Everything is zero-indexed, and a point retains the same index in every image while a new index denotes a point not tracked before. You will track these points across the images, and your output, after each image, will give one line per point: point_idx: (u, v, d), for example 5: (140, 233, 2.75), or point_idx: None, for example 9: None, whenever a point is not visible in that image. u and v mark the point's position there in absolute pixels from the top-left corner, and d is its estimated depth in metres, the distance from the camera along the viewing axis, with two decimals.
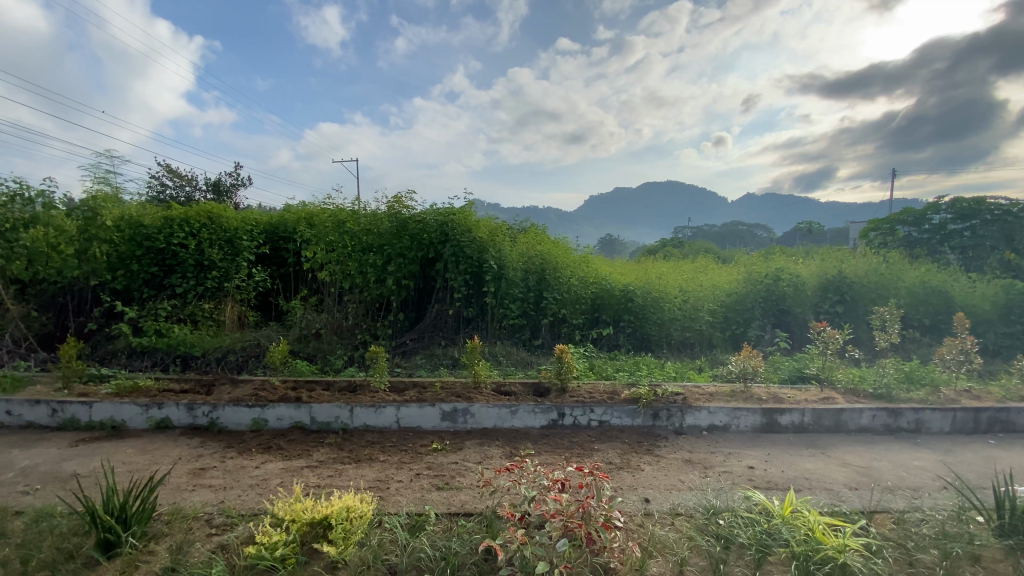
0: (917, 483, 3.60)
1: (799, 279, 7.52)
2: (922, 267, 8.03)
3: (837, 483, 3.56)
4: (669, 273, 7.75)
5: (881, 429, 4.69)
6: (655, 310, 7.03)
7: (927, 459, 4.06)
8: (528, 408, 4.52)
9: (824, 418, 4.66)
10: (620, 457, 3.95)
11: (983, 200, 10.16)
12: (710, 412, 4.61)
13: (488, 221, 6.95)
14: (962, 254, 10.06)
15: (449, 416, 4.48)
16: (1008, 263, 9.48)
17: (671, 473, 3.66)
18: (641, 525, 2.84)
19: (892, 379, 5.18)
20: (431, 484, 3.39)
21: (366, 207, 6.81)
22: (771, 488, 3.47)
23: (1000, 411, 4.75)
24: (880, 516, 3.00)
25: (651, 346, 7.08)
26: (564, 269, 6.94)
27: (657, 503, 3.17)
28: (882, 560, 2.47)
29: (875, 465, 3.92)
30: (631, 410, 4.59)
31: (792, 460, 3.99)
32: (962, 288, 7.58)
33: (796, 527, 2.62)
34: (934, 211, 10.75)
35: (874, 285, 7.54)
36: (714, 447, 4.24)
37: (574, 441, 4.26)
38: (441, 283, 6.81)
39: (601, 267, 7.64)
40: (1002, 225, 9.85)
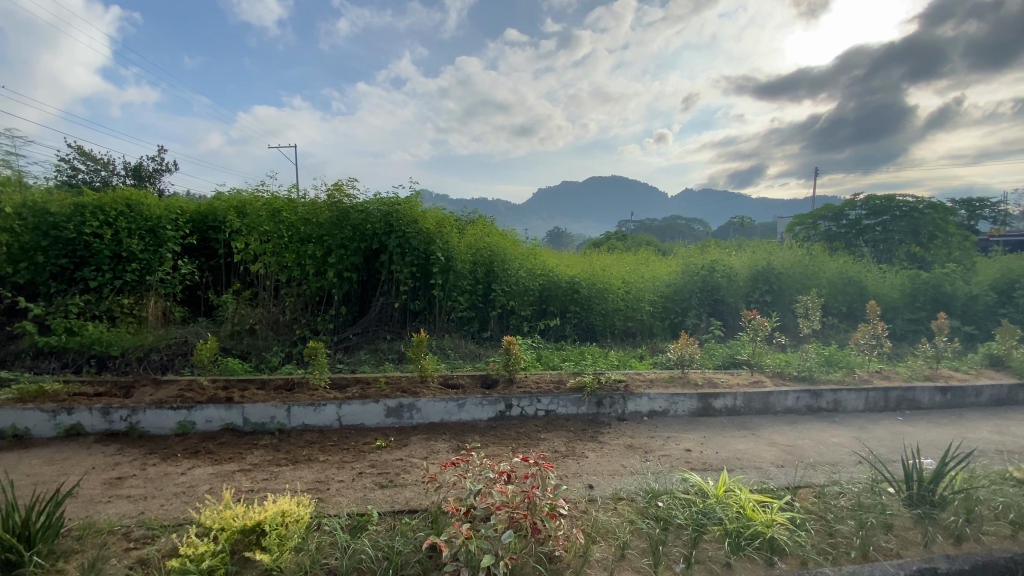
0: (835, 458, 3.90)
1: (732, 270, 7.93)
2: (841, 259, 8.70)
3: (765, 462, 3.79)
4: (614, 265, 7.93)
5: (804, 410, 5.04)
6: (601, 301, 7.18)
7: (844, 436, 4.41)
8: (476, 401, 4.49)
9: (754, 401, 4.95)
10: (566, 445, 4.01)
11: (893, 198, 11.14)
12: (651, 399, 4.78)
13: (434, 211, 6.81)
14: (874, 247, 11.00)
15: (394, 412, 4.37)
16: (912, 256, 10.47)
17: (613, 459, 3.76)
18: (585, 512, 2.89)
19: (814, 363, 5.58)
20: (374, 483, 3.29)
21: (304, 195, 6.47)
22: (706, 469, 3.64)
23: (906, 390, 5.23)
24: (804, 491, 3.22)
25: (596, 336, 7.22)
26: (512, 261, 6.93)
27: (600, 489, 3.24)
28: (805, 532, 2.65)
29: (799, 443, 4.20)
30: (576, 398, 4.67)
31: (725, 442, 4.20)
32: (874, 279, 8.28)
33: (728, 505, 2.77)
34: (851, 207, 11.68)
35: (800, 275, 8.07)
36: (654, 432, 4.40)
37: (520, 431, 4.28)
38: (387, 275, 6.62)
39: (549, 259, 7.70)
40: (907, 221, 10.86)
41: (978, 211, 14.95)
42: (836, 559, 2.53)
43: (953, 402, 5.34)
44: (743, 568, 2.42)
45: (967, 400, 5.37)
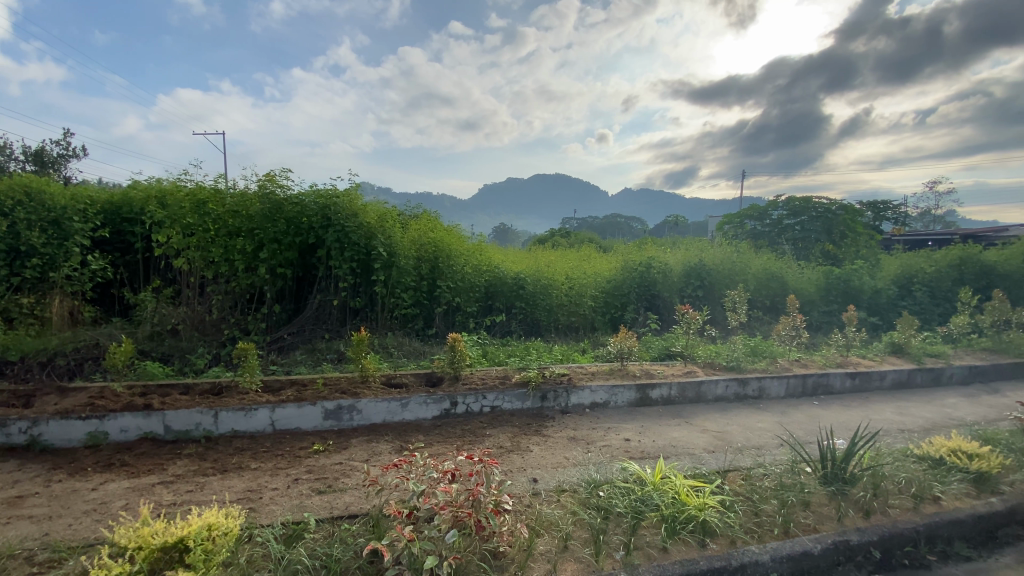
0: (760, 442, 4.18)
1: (667, 266, 8.30)
2: (766, 256, 9.33)
3: (697, 448, 4.00)
4: (558, 261, 8.05)
5: (733, 397, 5.37)
6: (545, 296, 7.27)
7: (768, 421, 4.73)
8: (419, 400, 4.42)
9: (687, 390, 5.21)
10: (510, 440, 4.03)
11: (810, 199, 12.05)
12: (592, 391, 4.90)
13: (376, 205, 6.61)
14: (793, 244, 11.87)
15: (332, 415, 4.21)
16: (826, 253, 11.39)
17: (557, 451, 3.82)
18: (530, 506, 2.92)
19: (741, 353, 5.96)
20: (311, 489, 3.15)
21: (232, 186, 6.07)
22: (644, 458, 3.79)
23: (822, 376, 5.70)
24: (732, 474, 3.42)
25: (541, 331, 7.31)
26: (457, 257, 6.85)
27: (544, 482, 3.29)
28: (734, 513, 2.83)
29: (728, 429, 4.47)
30: (521, 394, 4.71)
31: (662, 430, 4.39)
32: (794, 274, 8.94)
33: (664, 491, 2.90)
34: (774, 207, 12.51)
35: (729, 271, 8.56)
36: (595, 423, 4.52)
37: (465, 428, 4.26)
38: (324, 271, 6.36)
39: (494, 255, 7.69)
40: (822, 221, 11.79)
41: (883, 212, 16.50)
42: (761, 536, 2.70)
43: (861, 386, 5.87)
44: (678, 551, 2.54)
45: (873, 383, 5.93)
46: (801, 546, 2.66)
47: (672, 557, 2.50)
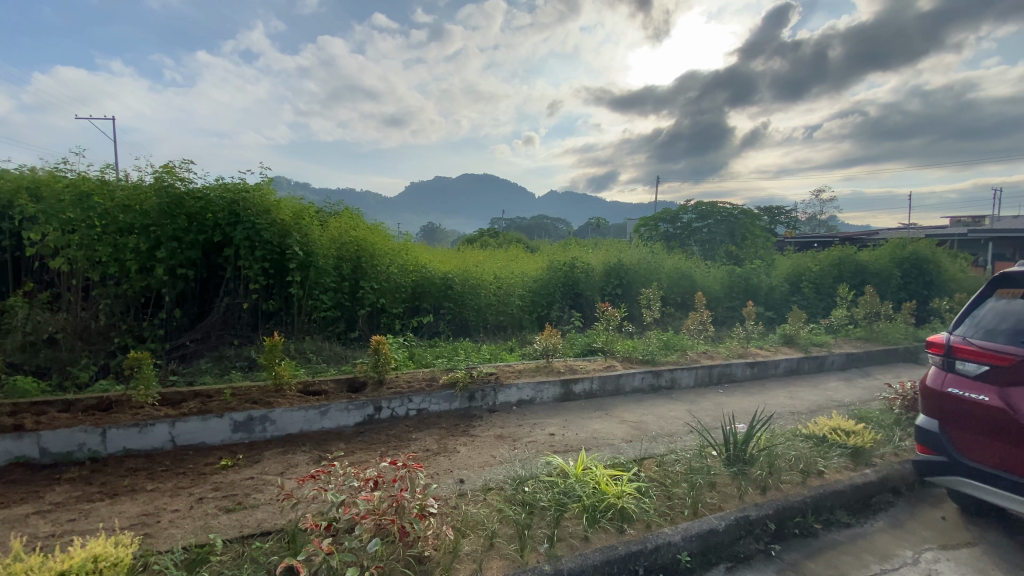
0: (672, 429, 4.48)
1: (590, 266, 8.63)
2: (677, 256, 9.98)
3: (617, 439, 4.20)
4: (486, 261, 8.06)
5: (648, 388, 5.69)
6: (473, 296, 7.25)
7: (679, 409, 5.08)
8: (340, 406, 4.24)
9: (607, 383, 5.45)
10: (437, 443, 3.99)
11: (715, 204, 13.02)
12: (519, 389, 4.99)
13: (291, 201, 6.23)
14: (701, 246, 12.82)
15: (243, 427, 3.93)
16: (730, 254, 12.42)
17: (484, 450, 3.84)
18: (456, 507, 2.90)
19: (655, 347, 6.34)
20: (219, 508, 2.92)
21: (123, 177, 5.46)
22: (567, 451, 3.91)
23: (725, 367, 6.21)
24: (647, 461, 3.64)
25: (469, 331, 7.29)
26: (381, 257, 6.64)
27: (470, 482, 3.29)
28: (650, 499, 3.02)
29: (644, 419, 4.74)
30: (448, 395, 4.67)
31: (583, 423, 4.56)
32: (702, 273, 9.65)
33: (586, 482, 3.02)
34: (684, 211, 13.41)
35: (645, 270, 9.06)
36: (521, 420, 4.60)
37: (390, 434, 4.16)
38: (233, 272, 5.91)
39: (421, 255, 7.55)
40: (725, 225, 12.83)
41: (776, 217, 18.32)
42: (673, 518, 2.90)
43: (759, 374, 6.47)
44: (598, 539, 2.66)
45: (769, 371, 6.55)
46: (708, 524, 2.87)
47: (592, 545, 2.61)
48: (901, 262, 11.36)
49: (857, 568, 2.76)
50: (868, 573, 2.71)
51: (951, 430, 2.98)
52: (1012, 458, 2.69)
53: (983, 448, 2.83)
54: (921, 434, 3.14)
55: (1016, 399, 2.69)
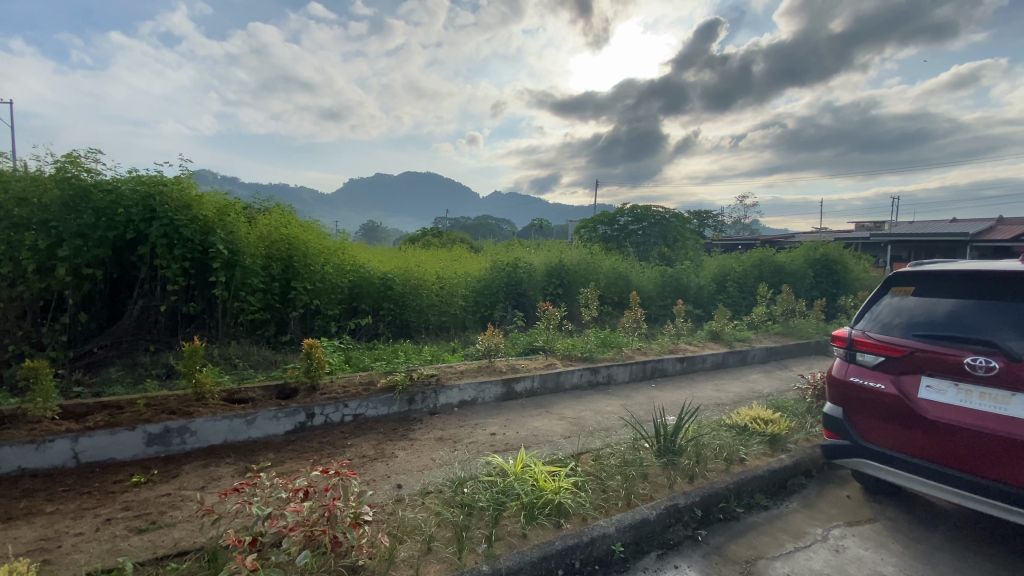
0: (608, 424, 4.63)
1: (532, 266, 8.75)
2: (614, 257, 10.34)
3: (556, 435, 4.28)
4: (428, 260, 7.93)
5: (586, 385, 5.86)
6: (414, 297, 7.12)
7: (615, 404, 5.26)
8: (269, 414, 4.03)
9: (548, 381, 5.54)
10: (374, 448, 3.88)
11: (649, 208, 13.59)
12: (460, 389, 4.96)
13: (214, 196, 5.85)
14: (637, 247, 13.36)
15: (158, 440, 3.64)
16: (663, 255, 13.03)
17: (423, 454, 3.79)
18: (392, 513, 2.84)
19: (593, 345, 6.53)
20: (130, 529, 2.68)
21: (17, 166, 4.88)
22: (507, 450, 3.94)
23: (658, 362, 6.51)
24: (584, 456, 3.75)
25: (409, 333, 7.15)
26: (316, 257, 6.36)
27: (409, 487, 3.23)
28: (586, 493, 3.11)
29: (582, 415, 4.87)
30: (387, 399, 4.56)
31: (524, 421, 4.61)
32: (637, 274, 10.05)
33: (525, 480, 3.06)
34: (620, 215, 13.88)
35: (585, 270, 9.30)
36: (462, 421, 4.58)
37: (324, 441, 4.00)
38: (148, 272, 5.46)
39: (360, 254, 7.31)
40: (658, 227, 13.45)
41: (705, 220, 19.44)
42: (608, 511, 2.99)
43: (688, 368, 6.84)
44: (536, 535, 2.69)
45: (697, 365, 6.94)
46: (641, 514, 2.99)
47: (530, 542, 2.64)
48: (813, 263, 12.39)
49: (774, 547, 2.98)
50: (784, 552, 2.93)
51: (854, 416, 3.29)
52: (903, 439, 3.01)
53: (879, 431, 3.14)
54: (829, 421, 3.44)
55: (906, 386, 3.01)
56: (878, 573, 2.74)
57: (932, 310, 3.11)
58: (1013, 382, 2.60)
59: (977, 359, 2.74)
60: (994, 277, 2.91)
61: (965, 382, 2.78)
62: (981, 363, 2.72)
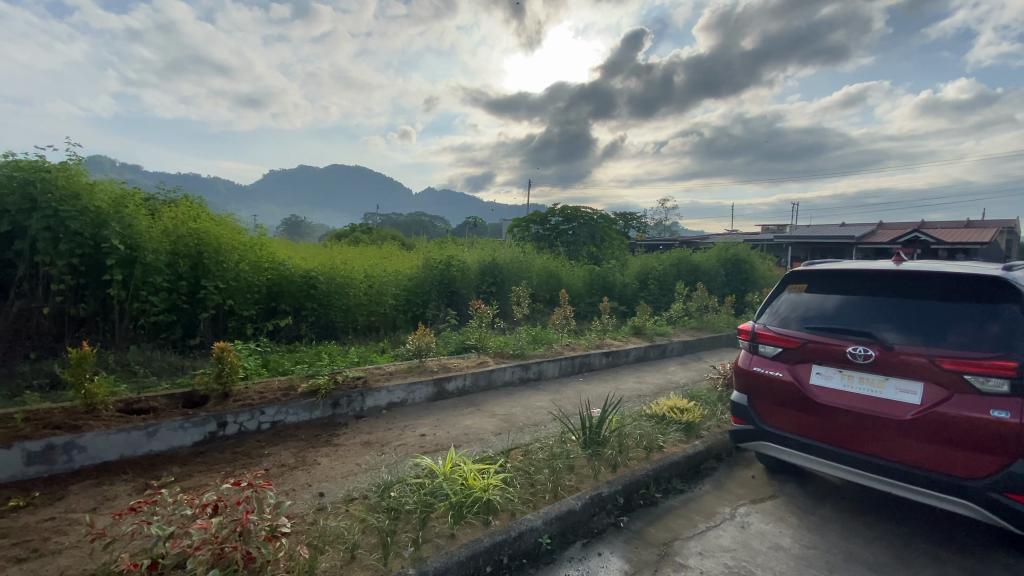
0: (537, 419, 4.74)
1: (464, 264, 8.71)
2: (545, 256, 10.54)
3: (486, 433, 4.31)
4: (356, 257, 7.62)
5: (517, 381, 5.94)
6: (341, 297, 6.83)
7: (544, 399, 5.38)
8: (173, 425, 3.70)
9: (479, 379, 5.55)
10: (294, 456, 3.69)
11: (579, 208, 13.98)
12: (389, 391, 4.84)
13: (109, 185, 5.28)
14: (567, 247, 13.72)
15: (39, 458, 3.22)
16: (592, 254, 13.50)
17: (348, 459, 3.66)
18: (313, 523, 2.72)
19: (524, 342, 6.63)
20: (3, 560, 2.36)
21: None
22: (437, 450, 3.90)
23: (586, 357, 6.73)
24: (514, 452, 3.80)
25: (335, 333, 6.86)
26: (230, 253, 5.92)
27: (331, 494, 3.11)
28: (514, 488, 3.16)
29: (512, 411, 4.93)
30: (309, 404, 4.35)
31: (454, 420, 4.59)
32: (567, 272, 10.33)
33: (454, 480, 3.06)
34: (552, 215, 14.15)
35: (517, 268, 9.41)
36: (391, 423, 4.47)
37: (238, 451, 3.75)
38: (27, 269, 4.84)
39: (280, 251, 6.88)
40: (587, 228, 13.90)
41: (630, 222, 20.34)
42: (536, 504, 3.06)
43: (614, 362, 7.14)
44: (464, 534, 2.68)
45: (622, 359, 7.26)
46: (567, 505, 3.07)
47: (458, 541, 2.62)
48: (725, 262, 13.39)
49: (689, 528, 3.18)
50: (697, 532, 3.14)
51: (757, 403, 3.60)
52: (798, 422, 3.34)
53: (778, 416, 3.46)
54: (736, 408, 3.73)
55: (800, 374, 3.34)
56: (777, 545, 3.01)
57: (823, 305, 3.46)
58: (887, 368, 2.95)
59: (857, 348, 3.08)
60: (873, 276, 3.30)
61: (847, 369, 3.12)
62: (861, 352, 3.06)
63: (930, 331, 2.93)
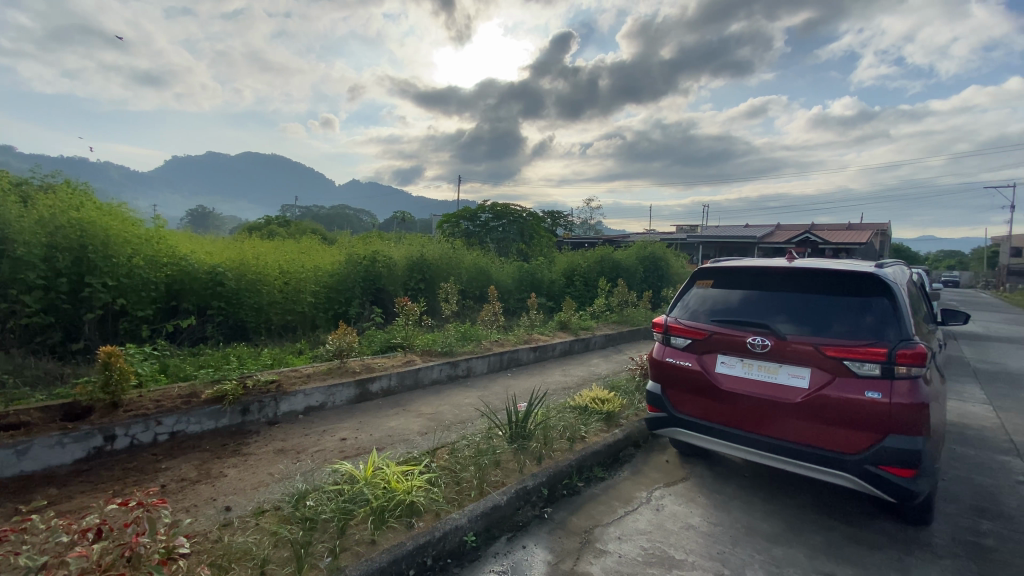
0: (465, 416, 4.71)
1: (391, 260, 8.45)
2: (475, 252, 10.51)
3: (411, 433, 4.21)
4: (271, 251, 7.11)
5: (445, 379, 5.88)
6: (252, 295, 6.36)
7: (472, 396, 5.38)
8: (49, 442, 3.25)
9: (405, 379, 5.43)
10: (196, 469, 3.39)
11: (509, 206, 14.06)
12: (306, 394, 4.59)
13: None
14: (496, 244, 13.78)
15: None
16: (521, 251, 13.68)
17: (259, 469, 3.42)
18: (218, 540, 2.52)
19: (453, 339, 6.58)
20: None
21: None
22: (358, 455, 3.75)
23: (514, 353, 6.81)
24: (439, 451, 3.76)
25: (245, 334, 6.39)
26: (122, 247, 5.30)
27: (239, 508, 2.89)
28: (439, 488, 3.12)
29: (439, 409, 4.87)
30: (214, 411, 4.02)
31: (377, 422, 4.44)
32: (496, 269, 10.37)
33: (375, 484, 2.96)
34: (481, 211, 14.08)
35: (446, 264, 9.29)
36: (308, 429, 4.25)
37: (130, 467, 3.38)
38: None
39: (183, 244, 6.27)
40: (516, 226, 14.04)
41: (557, 220, 20.79)
42: (461, 502, 3.04)
43: (541, 356, 7.28)
44: (386, 539, 2.61)
45: (548, 353, 7.42)
46: (492, 501, 3.08)
47: (380, 547, 2.54)
48: (644, 260, 14.12)
49: (608, 514, 3.32)
50: (616, 517, 3.29)
51: (669, 391, 3.82)
52: (706, 408, 3.58)
53: (688, 403, 3.70)
54: (652, 397, 3.94)
55: (707, 363, 3.59)
56: (688, 524, 3.23)
57: (728, 300, 3.73)
58: (781, 356, 3.25)
59: (756, 339, 3.36)
60: (772, 272, 3.62)
61: (747, 358, 3.40)
62: (759, 342, 3.34)
63: (817, 322, 3.26)
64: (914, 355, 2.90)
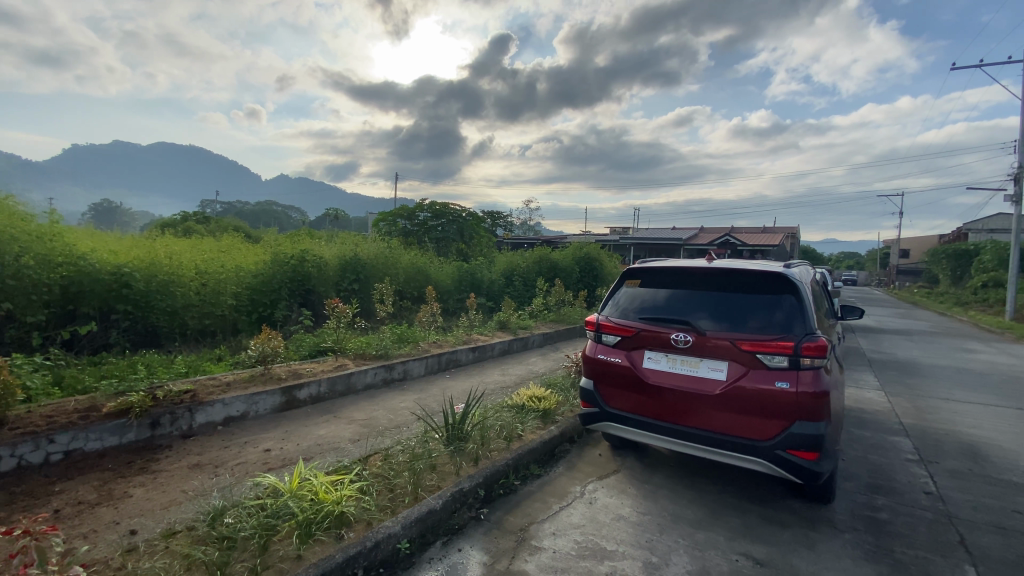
0: (400, 420, 4.60)
1: (321, 260, 8.10)
2: (413, 252, 10.31)
3: (342, 440, 4.06)
4: (186, 249, 6.57)
5: (381, 383, 5.72)
6: (164, 298, 5.85)
7: (408, 399, 5.27)
8: None
9: (337, 384, 5.22)
10: (96, 490, 3.07)
11: (448, 205, 13.90)
12: (226, 404, 4.29)
13: None
14: (435, 243, 13.60)
15: None
16: (461, 250, 13.71)
17: (170, 487, 3.15)
18: (121, 568, 2.29)
19: (389, 342, 6.41)
20: None
21: None
22: (283, 466, 3.56)
23: (452, 354, 6.74)
24: (372, 457, 3.65)
25: (156, 341, 5.87)
26: (7, 245, 4.69)
27: (147, 531, 2.65)
28: (370, 496, 3.03)
29: (373, 415, 4.73)
30: (118, 426, 3.66)
31: (305, 431, 4.24)
32: (435, 269, 10.23)
33: (302, 496, 2.82)
34: (419, 210, 13.77)
35: (382, 264, 9.04)
36: (228, 440, 3.98)
37: (16, 491, 3.00)
38: None
39: (82, 241, 5.65)
40: (454, 226, 13.95)
41: (497, 220, 20.83)
42: (394, 509, 2.97)
43: (480, 356, 7.27)
44: (313, 553, 2.49)
45: (487, 353, 7.44)
46: (427, 506, 3.03)
47: (306, 562, 2.42)
48: (580, 261, 14.52)
49: (543, 510, 3.38)
50: (551, 513, 3.35)
51: (601, 387, 3.94)
52: (635, 403, 3.73)
53: (618, 398, 3.83)
54: (584, 394, 4.05)
55: (635, 359, 3.74)
56: (619, 515, 3.35)
57: (655, 298, 3.91)
58: (702, 351, 3.45)
59: (679, 335, 3.55)
60: (694, 272, 3.84)
61: (672, 353, 3.59)
62: (682, 338, 3.53)
63: (733, 319, 3.49)
64: (815, 347, 3.19)
